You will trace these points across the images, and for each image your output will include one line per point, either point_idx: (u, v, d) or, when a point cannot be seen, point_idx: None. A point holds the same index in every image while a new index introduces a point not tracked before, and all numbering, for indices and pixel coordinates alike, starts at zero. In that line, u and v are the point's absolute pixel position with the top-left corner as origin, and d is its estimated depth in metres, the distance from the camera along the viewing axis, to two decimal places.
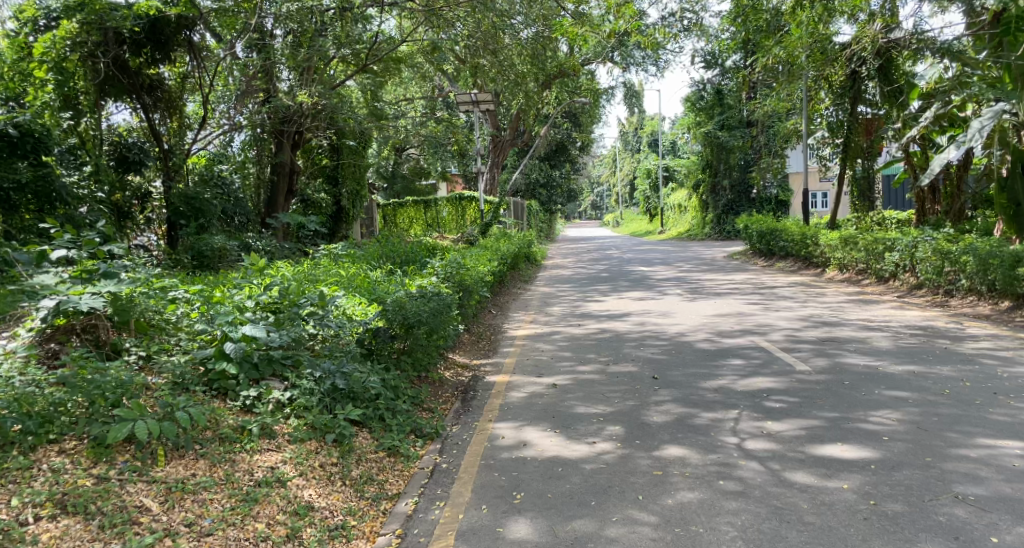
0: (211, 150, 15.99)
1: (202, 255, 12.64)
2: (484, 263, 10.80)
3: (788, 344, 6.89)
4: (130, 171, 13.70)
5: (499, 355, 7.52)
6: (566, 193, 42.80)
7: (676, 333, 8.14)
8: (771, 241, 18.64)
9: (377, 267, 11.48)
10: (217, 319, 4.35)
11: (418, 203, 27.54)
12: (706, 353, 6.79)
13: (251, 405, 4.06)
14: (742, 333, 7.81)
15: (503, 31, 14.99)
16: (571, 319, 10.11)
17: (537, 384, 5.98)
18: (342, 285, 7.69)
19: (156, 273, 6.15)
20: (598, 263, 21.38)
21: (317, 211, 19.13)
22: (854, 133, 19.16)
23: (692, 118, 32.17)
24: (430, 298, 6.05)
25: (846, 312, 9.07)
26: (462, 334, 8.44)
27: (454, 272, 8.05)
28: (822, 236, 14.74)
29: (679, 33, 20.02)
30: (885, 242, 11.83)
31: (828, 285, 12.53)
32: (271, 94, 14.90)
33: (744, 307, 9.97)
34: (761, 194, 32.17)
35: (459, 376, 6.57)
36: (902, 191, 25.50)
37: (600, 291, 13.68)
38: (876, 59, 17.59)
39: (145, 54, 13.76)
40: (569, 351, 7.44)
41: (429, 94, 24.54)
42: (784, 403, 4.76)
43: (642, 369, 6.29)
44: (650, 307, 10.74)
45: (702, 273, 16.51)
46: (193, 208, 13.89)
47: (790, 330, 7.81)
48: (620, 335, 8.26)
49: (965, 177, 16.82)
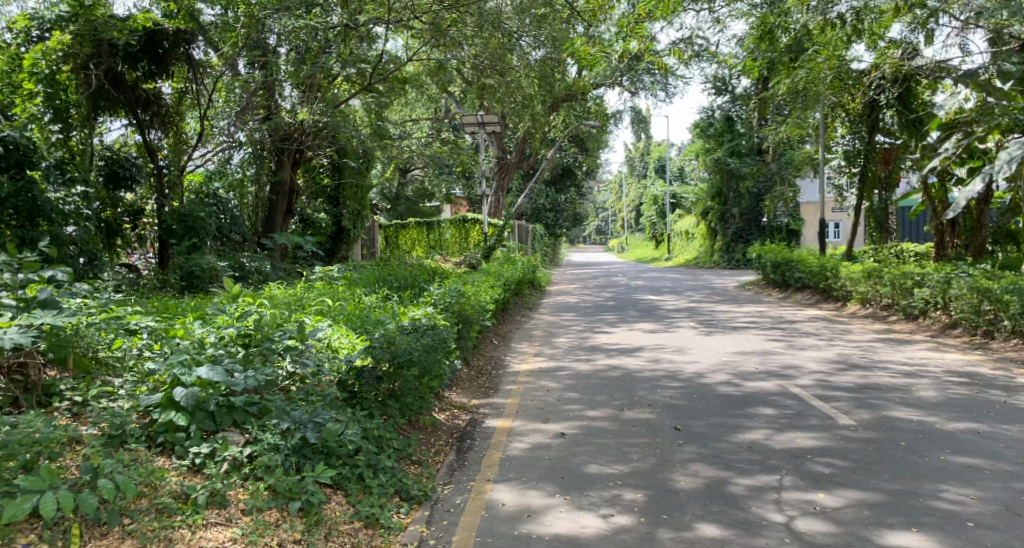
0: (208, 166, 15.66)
1: (192, 275, 12.01)
2: (487, 290, 10.15)
3: (823, 391, 6.21)
4: (120, 188, 13.04)
5: (500, 395, 6.83)
6: (572, 217, 42.21)
7: (694, 373, 7.47)
8: (786, 272, 17.98)
9: (373, 292, 10.83)
10: (170, 357, 3.69)
11: (422, 224, 27.00)
12: (732, 399, 6.10)
13: (201, 464, 3.40)
14: (769, 375, 7.13)
15: (512, 52, 14.82)
16: (578, 352, 9.43)
17: (541, 432, 5.31)
18: (329, 313, 7.01)
19: (118, 298, 5.51)
20: (606, 291, 20.72)
21: (317, 232, 18.49)
22: (871, 161, 18.60)
23: (701, 145, 31.48)
24: (424, 334, 5.36)
25: (878, 353, 8.40)
26: (460, 369, 7.75)
27: (455, 300, 7.37)
28: (842, 269, 14.11)
29: (692, 57, 19.51)
30: (913, 277, 11.20)
31: (851, 321, 11.87)
32: (273, 111, 14.68)
33: (765, 344, 9.31)
34: (771, 223, 31.70)
35: (454, 420, 5.88)
36: (920, 223, 24.92)
37: (607, 321, 13.00)
38: (897, 88, 17.00)
39: (142, 68, 13.36)
40: (577, 392, 6.75)
41: (435, 115, 24.12)
42: (833, 468, 4.09)
43: (660, 416, 5.61)
44: (663, 341, 10.07)
45: (715, 304, 15.83)
46: (185, 225, 13.25)
47: (821, 373, 7.14)
48: (632, 374, 7.59)
49: (985, 211, 16.27)
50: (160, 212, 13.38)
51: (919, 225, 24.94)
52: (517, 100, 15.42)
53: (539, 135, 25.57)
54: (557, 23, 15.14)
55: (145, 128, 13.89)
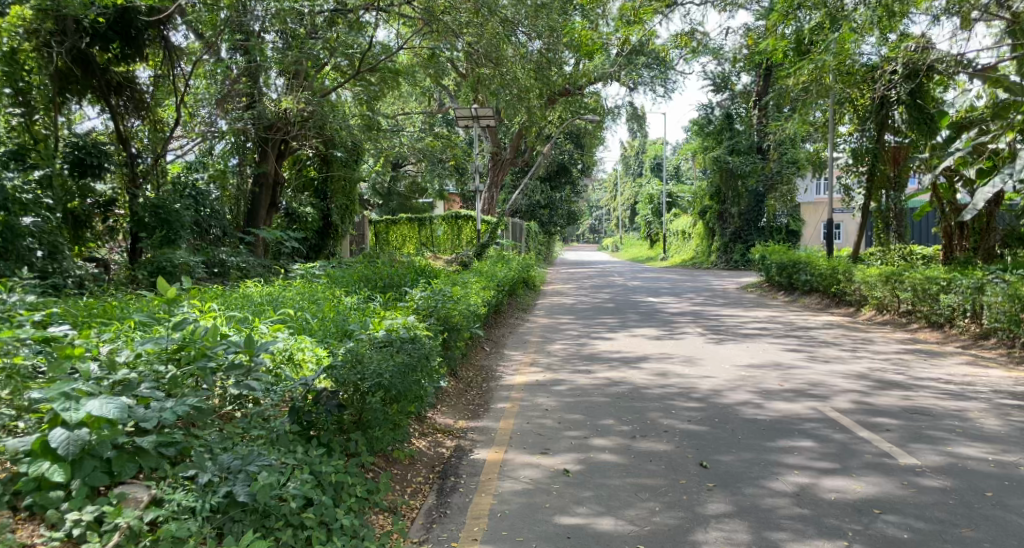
0: (186, 158, 14.78)
1: (161, 271, 11.05)
2: (479, 293, 9.25)
3: (867, 418, 5.39)
4: (87, 176, 11.94)
5: (490, 415, 5.95)
6: (567, 217, 40.69)
7: (711, 390, 6.62)
8: (793, 274, 17.13)
9: (353, 293, 9.90)
10: (54, 387, 2.81)
11: (413, 220, 26.28)
12: (762, 426, 5.26)
13: (81, 536, 2.51)
14: (799, 395, 6.29)
15: (508, 41, 13.89)
16: (577, 361, 8.56)
17: (538, 469, 4.43)
18: (296, 322, 6.05)
19: (32, 303, 4.66)
20: (602, 292, 19.85)
21: (303, 227, 17.40)
22: (880, 161, 17.84)
23: (699, 143, 30.56)
24: (401, 349, 4.46)
25: (912, 367, 7.60)
26: (447, 384, 6.87)
27: (440, 305, 6.46)
28: (856, 272, 13.31)
29: (694, 48, 18.60)
30: (939, 282, 10.40)
31: (869, 329, 11.07)
32: (256, 99, 13.87)
33: (784, 355, 8.49)
34: (771, 224, 31.00)
35: (437, 448, 5.02)
36: (927, 225, 24.29)
37: (606, 325, 12.12)
38: (908, 83, 15.91)
39: (114, 50, 12.26)
40: (580, 413, 5.88)
41: (427, 109, 23.27)
42: (912, 532, 3.27)
43: (680, 448, 4.75)
44: (670, 349, 9.22)
45: (719, 308, 14.98)
46: (158, 218, 12.18)
47: (856, 393, 6.32)
48: (639, 390, 6.72)
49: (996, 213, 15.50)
50: (132, 204, 12.34)
51: (926, 227, 24.33)
52: (513, 94, 14.45)
53: (535, 129, 24.75)
54: (555, 13, 14.39)
55: (119, 116, 12.97)
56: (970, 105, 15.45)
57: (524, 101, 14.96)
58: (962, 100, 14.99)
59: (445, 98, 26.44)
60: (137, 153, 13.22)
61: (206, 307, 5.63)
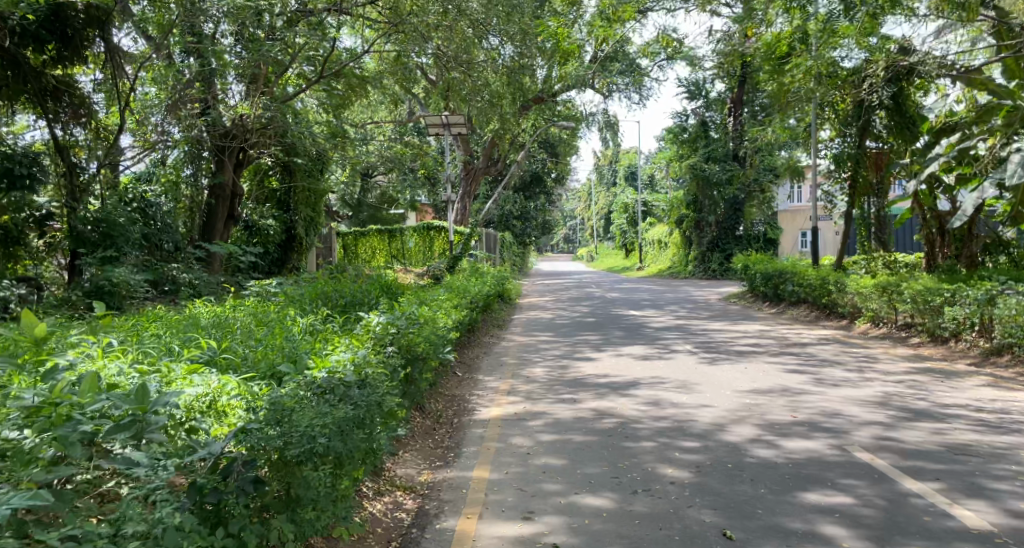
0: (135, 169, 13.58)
1: (100, 291, 9.88)
2: (450, 312, 8.35)
3: (903, 462, 4.59)
4: (15, 189, 10.42)
5: (462, 463, 5.04)
6: (542, 226, 40.07)
7: (710, 424, 5.78)
8: (780, 284, 16.44)
9: (309, 313, 8.93)
10: None
11: (383, 232, 25.30)
12: (783, 474, 4.44)
13: None
14: (811, 430, 5.49)
15: (478, 47, 13.16)
16: (559, 389, 7.66)
17: (518, 545, 3.55)
18: (233, 357, 5.09)
19: None
20: (582, 305, 18.97)
21: (263, 240, 16.37)
22: (861, 167, 16.91)
23: (675, 151, 30.00)
24: (345, 398, 3.52)
25: (932, 393, 6.82)
26: (412, 423, 5.96)
27: (401, 331, 5.54)
28: (849, 282, 12.59)
29: (671, 49, 17.87)
30: (942, 293, 9.69)
31: (867, 344, 10.33)
32: (212, 105, 13.14)
33: (786, 379, 7.70)
34: (748, 232, 30.46)
35: (395, 514, 4.10)
36: (909, 231, 23.90)
37: (589, 343, 11.23)
38: (889, 87, 15.22)
39: (48, 51, 11.11)
40: (564, 457, 5.01)
41: (395, 116, 22.34)
42: None
43: (692, 510, 3.89)
44: (661, 372, 8.37)
45: (705, 321, 14.19)
46: (100, 233, 10.97)
47: (879, 428, 5.54)
48: (631, 425, 5.86)
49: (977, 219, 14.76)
50: (70, 219, 10.99)
51: (909, 234, 23.93)
52: (484, 100, 13.69)
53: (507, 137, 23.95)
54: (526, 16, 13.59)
55: (58, 123, 11.61)
56: (949, 110, 14.78)
57: (496, 108, 14.20)
58: (941, 105, 14.39)
59: (414, 106, 25.54)
60: (78, 162, 11.86)
61: (115, 352, 4.68)
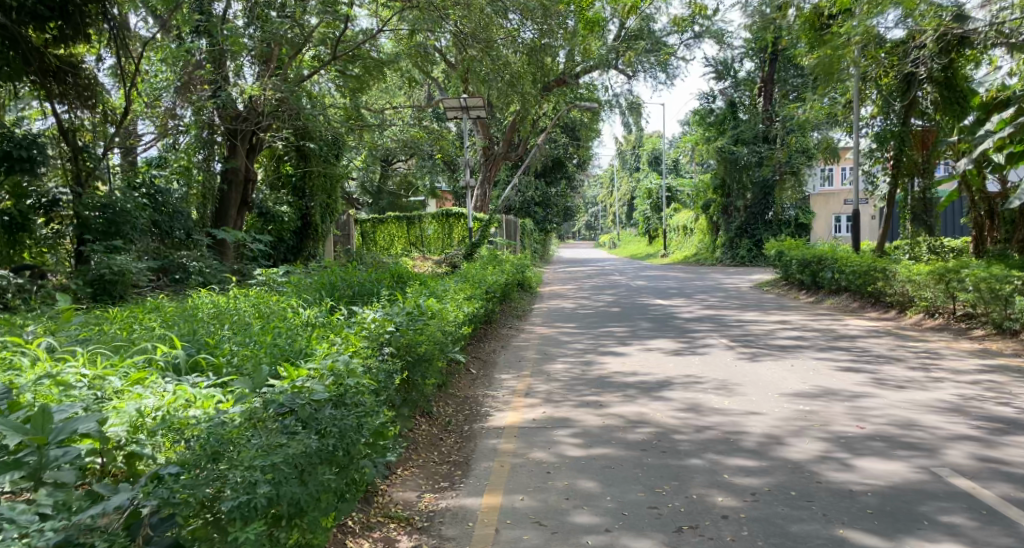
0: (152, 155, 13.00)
1: (101, 281, 9.00)
2: (465, 303, 7.60)
3: (1016, 493, 3.73)
4: (15, 171, 9.57)
5: (471, 485, 4.27)
6: (563, 212, 39.13)
7: (765, 437, 4.94)
8: (818, 272, 15.42)
9: (311, 305, 8.22)
10: None
11: (401, 220, 24.62)
12: (867, 508, 3.60)
13: None
14: (887, 446, 4.62)
15: (497, 21, 12.29)
16: (585, 389, 6.85)
17: None
18: (211, 359, 4.39)
19: None
20: (605, 293, 18.09)
21: (278, 227, 15.55)
22: (907, 146, 15.69)
23: (701, 134, 28.83)
24: (311, 422, 2.76)
25: (1020, 397, 5.90)
26: (415, 434, 5.20)
27: (400, 330, 4.76)
28: (899, 270, 11.59)
29: (699, 22, 16.81)
30: (1013, 282, 8.72)
31: (926, 337, 9.39)
32: (222, 86, 12.21)
33: (844, 379, 6.80)
34: (778, 217, 29.27)
35: None
36: (955, 213, 22.65)
37: (615, 336, 10.37)
38: (941, 59, 13.62)
39: (50, 29, 10.06)
40: (594, 480, 4.20)
41: (412, 101, 21.53)
42: None
43: None
44: (699, 370, 7.51)
45: (739, 311, 13.25)
46: (106, 219, 10.10)
47: (973, 443, 4.66)
48: (672, 436, 5.04)
49: None
50: (78, 202, 10.08)
51: (955, 218, 22.67)
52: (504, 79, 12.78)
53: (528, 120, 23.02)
54: None
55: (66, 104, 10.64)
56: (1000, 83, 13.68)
57: (516, 87, 13.34)
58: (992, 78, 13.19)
59: (432, 88, 24.72)
60: (84, 145, 10.87)
61: (72, 357, 4.02)
